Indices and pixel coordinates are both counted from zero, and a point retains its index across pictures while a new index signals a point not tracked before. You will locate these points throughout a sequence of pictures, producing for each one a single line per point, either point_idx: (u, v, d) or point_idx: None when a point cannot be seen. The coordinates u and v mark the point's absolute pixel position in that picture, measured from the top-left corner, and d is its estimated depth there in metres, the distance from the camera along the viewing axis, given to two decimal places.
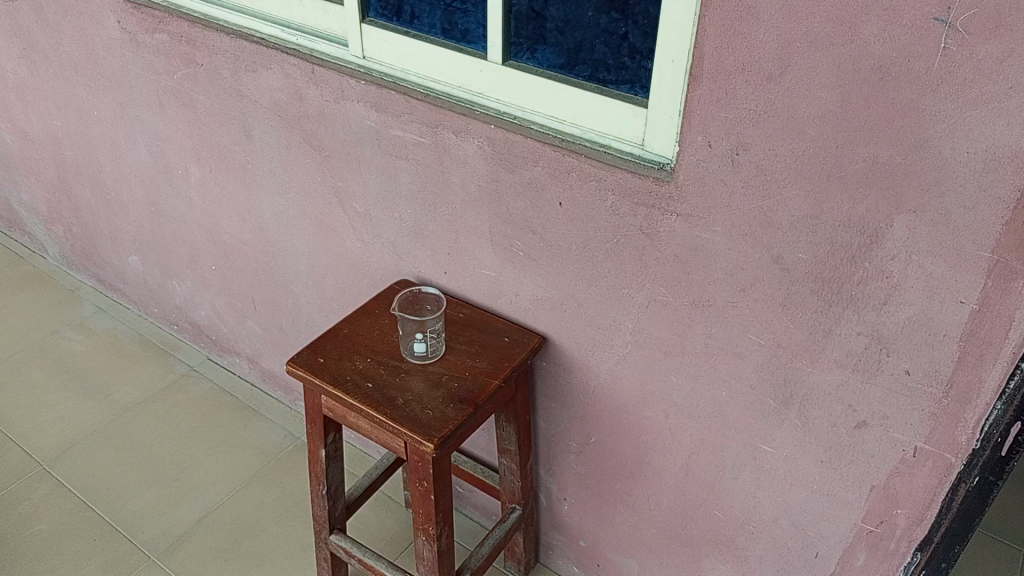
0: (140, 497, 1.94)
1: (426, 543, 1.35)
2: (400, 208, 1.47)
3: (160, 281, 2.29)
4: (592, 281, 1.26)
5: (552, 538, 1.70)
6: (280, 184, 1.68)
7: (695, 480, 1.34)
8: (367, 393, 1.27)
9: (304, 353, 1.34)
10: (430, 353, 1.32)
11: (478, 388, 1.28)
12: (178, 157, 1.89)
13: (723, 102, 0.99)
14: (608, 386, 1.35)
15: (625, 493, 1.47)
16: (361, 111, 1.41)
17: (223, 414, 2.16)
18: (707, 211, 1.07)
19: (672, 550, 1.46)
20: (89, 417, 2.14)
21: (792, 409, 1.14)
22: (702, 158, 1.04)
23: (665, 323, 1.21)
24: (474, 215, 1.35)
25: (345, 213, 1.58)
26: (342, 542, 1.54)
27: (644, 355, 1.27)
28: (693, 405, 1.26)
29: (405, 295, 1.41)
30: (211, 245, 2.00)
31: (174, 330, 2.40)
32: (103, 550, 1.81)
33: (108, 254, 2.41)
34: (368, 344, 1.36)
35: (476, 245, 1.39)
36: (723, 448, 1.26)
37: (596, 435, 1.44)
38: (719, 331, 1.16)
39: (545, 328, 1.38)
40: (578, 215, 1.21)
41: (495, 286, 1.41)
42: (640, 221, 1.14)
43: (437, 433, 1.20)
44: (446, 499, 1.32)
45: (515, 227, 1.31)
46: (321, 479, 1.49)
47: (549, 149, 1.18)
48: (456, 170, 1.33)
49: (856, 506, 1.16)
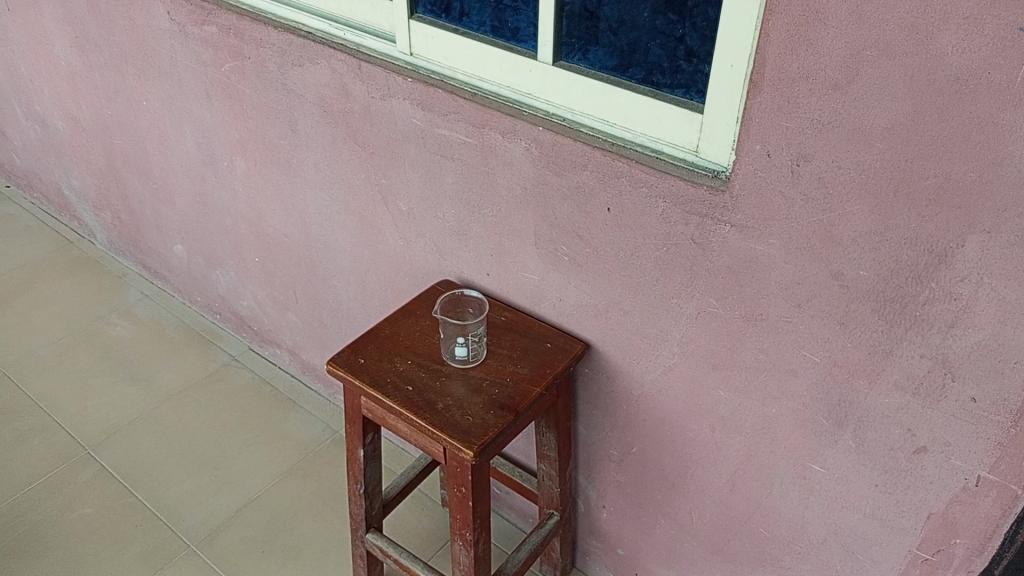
0: (181, 485, 1.96)
1: (462, 549, 1.33)
2: (444, 208, 1.45)
3: (205, 271, 2.31)
4: (640, 289, 1.22)
5: (590, 544, 1.68)
6: (325, 179, 1.67)
7: (740, 496, 1.30)
8: (407, 396, 1.24)
9: (344, 352, 1.32)
10: (471, 357, 1.30)
11: (519, 396, 1.25)
12: (224, 149, 1.89)
13: (785, 111, 0.94)
14: (653, 395, 1.32)
15: (667, 504, 1.44)
16: (407, 109, 1.39)
17: (264, 405, 2.17)
18: (763, 223, 1.03)
19: (713, 564, 1.43)
20: (133, 403, 2.17)
21: (846, 430, 1.09)
22: (760, 168, 1.00)
23: (714, 335, 1.17)
24: (519, 218, 1.33)
25: (388, 211, 1.57)
26: (378, 542, 1.53)
27: (692, 367, 1.23)
28: (741, 420, 1.22)
29: (448, 297, 1.38)
30: (255, 236, 2.01)
31: (217, 320, 2.42)
32: (145, 537, 1.83)
33: (155, 241, 2.44)
34: (408, 345, 1.33)
35: (521, 248, 1.36)
36: (771, 465, 1.22)
37: (639, 445, 1.41)
38: (771, 346, 1.12)
39: (588, 335, 1.35)
40: (627, 221, 1.17)
41: (538, 290, 1.38)
42: (691, 230, 1.11)
43: (477, 441, 1.17)
44: (484, 506, 1.29)
45: (561, 232, 1.28)
46: (358, 479, 1.47)
47: (598, 152, 1.15)
48: (502, 171, 1.30)
49: (910, 533, 1.11)
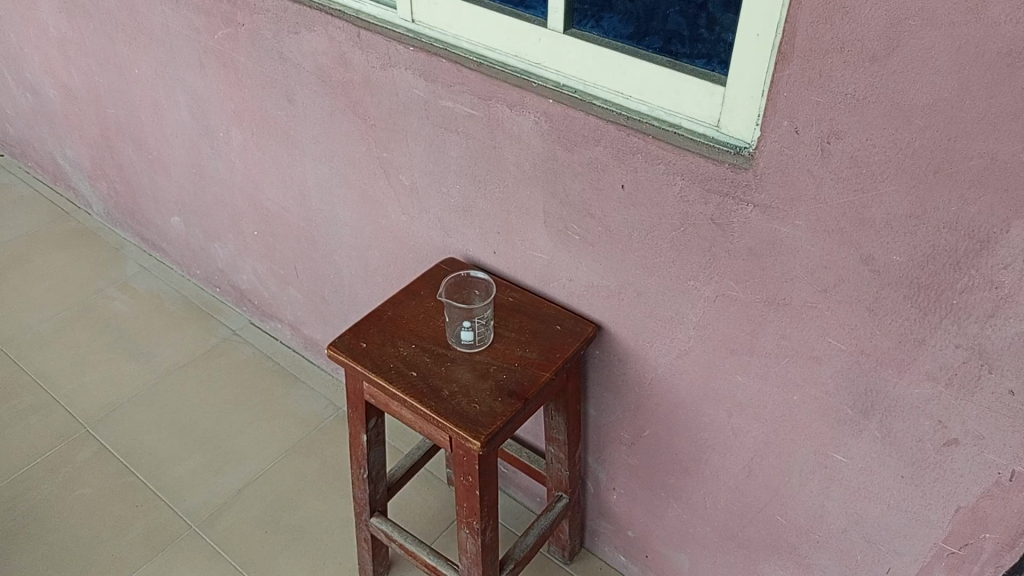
0: (182, 464, 1.92)
1: (469, 537, 1.30)
2: (449, 183, 1.38)
3: (203, 244, 2.26)
4: (655, 270, 1.17)
5: (599, 525, 1.65)
6: (324, 152, 1.61)
7: (757, 483, 1.26)
8: (411, 383, 1.19)
9: (345, 336, 1.27)
10: (477, 341, 1.25)
11: (528, 381, 1.20)
12: (219, 120, 1.82)
13: (816, 84, 0.87)
14: (667, 378, 1.27)
15: (680, 488, 1.40)
16: (409, 79, 1.32)
17: (265, 381, 2.13)
18: (788, 203, 0.97)
19: (727, 550, 1.39)
20: (132, 380, 2.13)
21: (872, 420, 1.04)
22: (787, 146, 0.94)
23: (733, 319, 1.12)
24: (528, 195, 1.26)
25: (390, 185, 1.51)
26: (383, 525, 1.49)
27: (709, 351, 1.18)
28: (760, 406, 1.17)
29: (455, 279, 1.31)
30: (253, 210, 1.95)
31: (217, 293, 2.37)
32: (145, 517, 1.80)
33: (151, 213, 2.38)
34: (412, 328, 1.28)
35: (529, 226, 1.30)
36: (790, 453, 1.17)
37: (651, 429, 1.37)
38: (794, 332, 1.06)
39: (600, 316, 1.29)
40: (642, 199, 1.11)
41: (547, 269, 1.32)
42: (711, 210, 1.05)
43: (485, 430, 1.12)
44: (492, 493, 1.25)
45: (572, 210, 1.22)
46: (361, 463, 1.43)
47: (612, 127, 1.09)
48: (510, 146, 1.24)
49: (937, 525, 1.06)
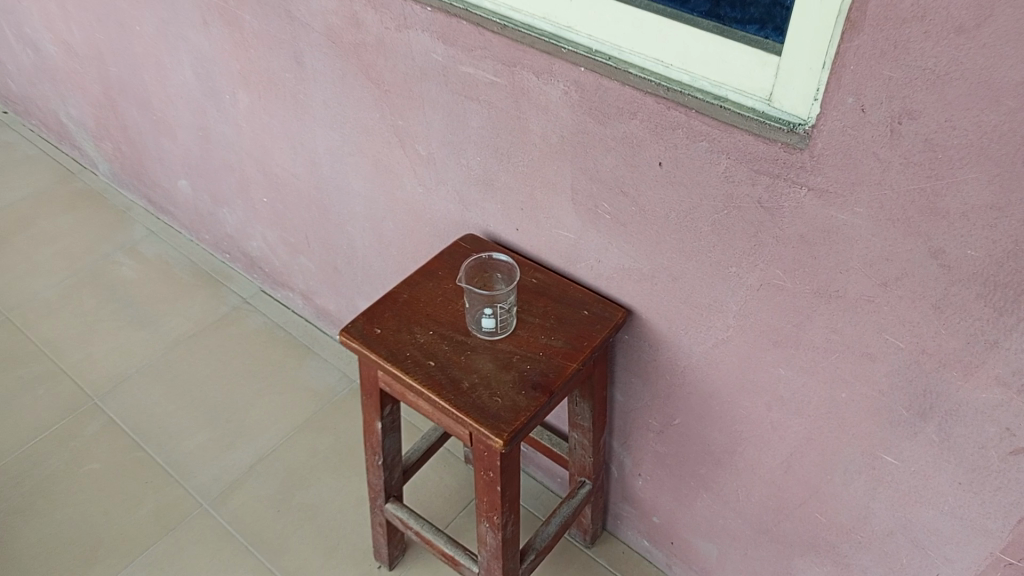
0: (192, 438, 1.87)
1: (489, 530, 1.24)
2: (468, 154, 1.29)
3: (211, 209, 2.18)
4: (692, 255, 1.08)
5: (623, 509, 1.59)
6: (334, 118, 1.51)
7: (796, 479, 1.18)
8: (429, 374, 1.11)
9: (358, 320, 1.19)
10: (499, 328, 1.17)
11: (554, 372, 1.12)
12: (224, 81, 1.73)
13: (889, 57, 0.77)
14: (702, 367, 1.19)
15: (710, 479, 1.33)
16: (426, 42, 1.22)
17: (276, 352, 2.06)
18: (848, 188, 0.88)
19: (759, 544, 1.33)
20: (141, 349, 2.07)
21: (930, 423, 0.96)
22: (850, 125, 0.84)
23: (778, 309, 1.03)
24: (554, 170, 1.17)
25: (406, 155, 1.41)
26: (398, 512, 1.43)
27: (749, 342, 1.10)
28: (803, 401, 1.09)
29: (474, 261, 1.22)
30: (262, 175, 1.86)
31: (226, 259, 2.30)
32: (155, 494, 1.76)
33: (158, 175, 2.30)
34: (429, 313, 1.20)
35: (555, 203, 1.21)
36: (835, 452, 1.10)
37: (681, 417, 1.29)
38: (846, 326, 0.97)
39: (630, 300, 1.21)
40: (682, 178, 1.02)
41: (573, 249, 1.23)
42: (759, 192, 0.96)
43: (508, 428, 1.05)
44: (514, 488, 1.19)
45: (603, 187, 1.12)
46: (376, 449, 1.36)
47: (651, 99, 0.99)
48: (535, 117, 1.14)
49: (995, 535, 0.99)
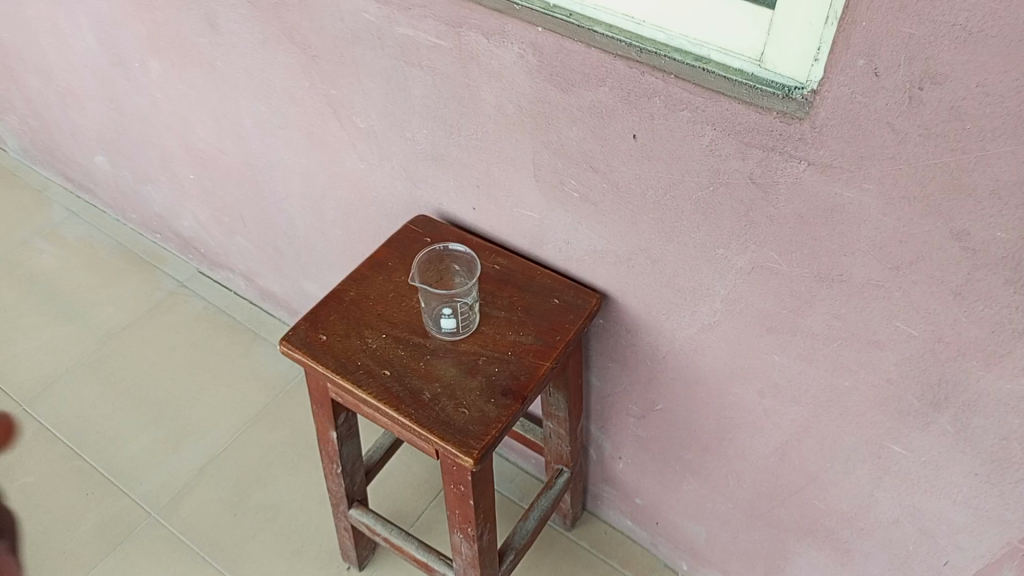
0: (134, 442, 1.73)
1: (463, 542, 1.14)
2: (413, 127, 1.14)
3: (134, 186, 1.99)
4: (674, 236, 0.96)
5: (603, 490, 1.50)
6: (258, 87, 1.34)
7: (792, 466, 1.09)
8: (384, 386, 1.00)
9: (300, 327, 1.07)
10: (461, 328, 1.05)
11: (525, 374, 1.01)
12: (131, 47, 1.53)
13: (911, 11, 0.65)
14: (686, 353, 1.09)
15: (697, 464, 1.24)
16: (355, 1, 1.05)
17: (220, 339, 1.91)
18: (856, 162, 0.76)
19: (751, 528, 1.25)
20: (70, 346, 1.90)
21: (944, 414, 0.87)
22: (860, 91, 0.72)
23: (772, 294, 0.92)
24: (512, 143, 1.03)
25: (342, 127, 1.25)
26: (363, 518, 1.32)
27: (739, 327, 0.99)
28: (799, 388, 0.99)
29: (428, 256, 1.09)
30: (185, 150, 1.68)
31: (157, 239, 2.11)
32: (98, 507, 1.62)
33: (72, 151, 2.09)
34: (379, 313, 1.08)
35: (515, 180, 1.07)
36: (835, 440, 1.01)
37: (665, 403, 1.19)
38: (850, 312, 0.87)
39: (605, 284, 1.09)
40: (660, 152, 0.89)
41: (538, 230, 1.10)
42: (750, 167, 0.83)
43: (477, 444, 0.94)
44: (488, 498, 1.09)
45: (569, 162, 0.99)
46: (333, 458, 1.25)
47: (622, 63, 0.85)
48: (487, 85, 0.99)
49: (1012, 525, 0.91)
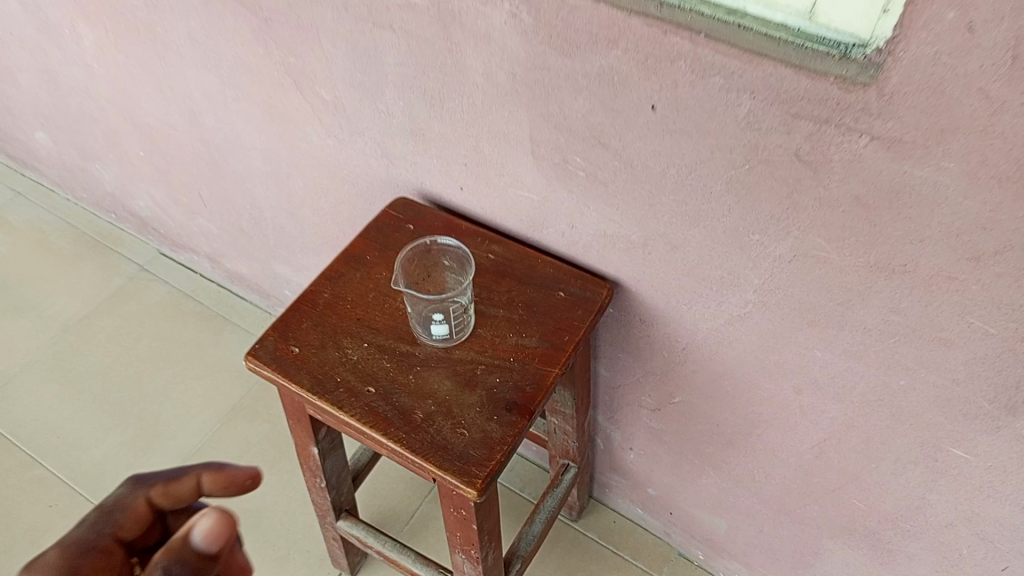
0: (99, 446, 1.59)
1: (467, 561, 1.03)
2: (386, 98, 0.99)
3: (80, 164, 1.81)
4: (699, 221, 0.83)
5: (611, 479, 1.39)
6: (206, 55, 1.17)
7: (829, 465, 0.99)
8: (370, 406, 0.87)
9: (268, 338, 0.93)
10: (455, 334, 0.92)
11: (530, 385, 0.88)
12: (59, 12, 1.35)
13: None
14: (709, 346, 0.96)
15: (720, 459, 1.13)
16: None
17: (188, 328, 1.77)
18: (934, 136, 0.62)
19: (779, 524, 1.15)
20: (23, 342, 1.75)
21: (1020, 418, 0.76)
22: (948, 51, 0.58)
23: (815, 285, 0.80)
24: (504, 116, 0.88)
25: (304, 99, 1.09)
26: (354, 529, 1.20)
27: (774, 321, 0.87)
28: (843, 386, 0.88)
29: (412, 251, 0.98)
30: (131, 126, 1.50)
31: (112, 220, 1.95)
32: (63, 520, 1.49)
33: (8, 127, 1.90)
34: (359, 318, 0.95)
35: (509, 158, 0.93)
36: (883, 440, 0.90)
37: (684, 396, 1.08)
38: (911, 307, 0.75)
39: (616, 272, 0.96)
40: (684, 126, 0.75)
41: (538, 213, 0.96)
42: (796, 142, 0.70)
43: (481, 472, 0.82)
44: (493, 517, 0.97)
45: (573, 138, 0.85)
46: (316, 472, 1.12)
47: (638, 21, 0.71)
48: (473, 49, 0.84)
49: None
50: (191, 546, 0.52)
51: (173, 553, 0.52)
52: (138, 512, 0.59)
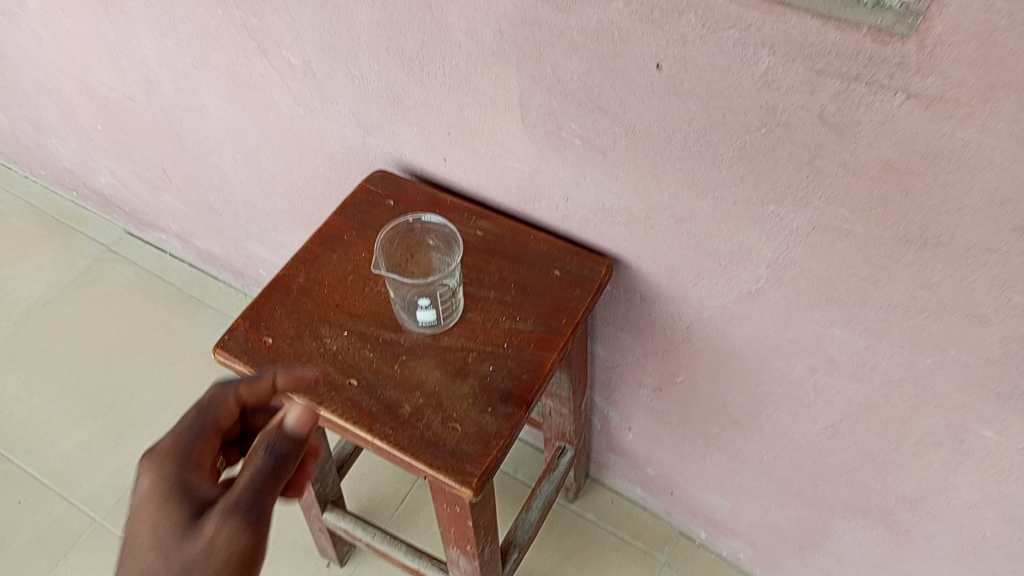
0: (69, 437, 1.51)
1: (461, 555, 0.97)
2: (360, 62, 0.90)
3: (36, 140, 1.70)
4: (708, 191, 0.75)
5: (608, 458, 1.34)
6: (161, 19, 1.07)
7: (844, 446, 0.93)
8: (352, 401, 0.80)
9: (238, 329, 0.86)
10: (442, 319, 0.85)
11: (526, 372, 0.82)
12: None
13: None
14: (715, 324, 0.90)
15: (725, 439, 1.07)
16: None
17: (159, 311, 1.68)
18: (981, 93, 0.55)
19: (787, 504, 1.10)
20: None
21: None
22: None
23: (836, 259, 0.73)
24: (491, 80, 0.80)
25: (270, 65, 1.00)
26: (341, 522, 1.14)
27: (788, 297, 0.80)
28: (862, 365, 0.82)
29: (394, 231, 0.91)
30: (86, 98, 1.40)
31: (74, 198, 1.84)
32: (34, 517, 1.42)
33: None
34: (338, 304, 0.87)
35: (497, 126, 0.85)
36: (904, 421, 0.84)
37: (687, 375, 1.01)
38: (943, 282, 0.68)
39: (615, 247, 0.89)
40: (692, 86, 0.67)
41: (529, 185, 0.89)
42: (821, 102, 0.62)
43: (476, 469, 0.76)
44: (488, 511, 0.91)
45: (567, 102, 0.77)
46: None
47: None
48: (455, 5, 0.76)
49: None
50: (285, 427, 0.63)
51: (273, 434, 0.63)
52: (231, 407, 0.69)
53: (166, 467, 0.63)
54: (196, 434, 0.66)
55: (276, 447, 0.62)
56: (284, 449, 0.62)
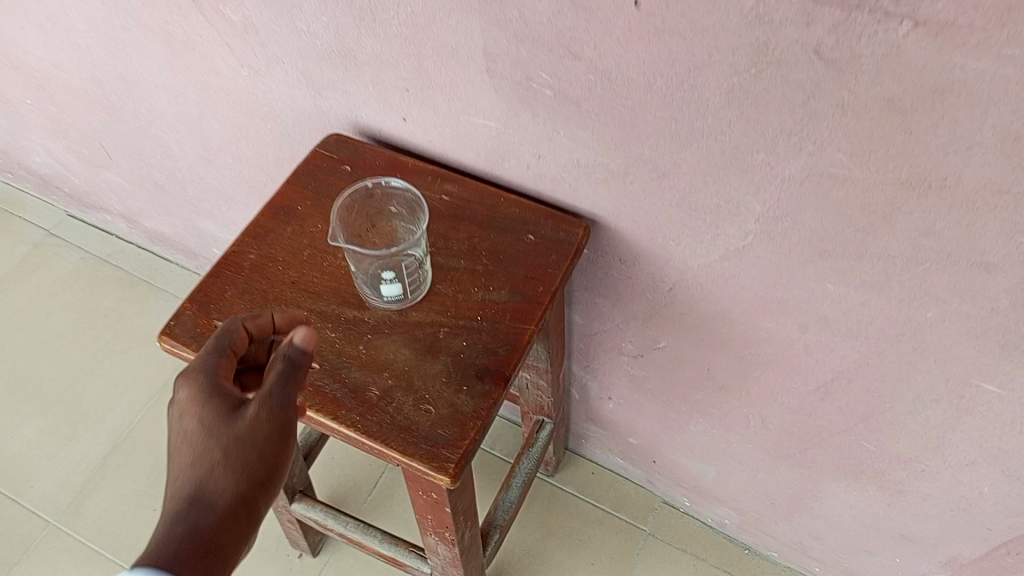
0: (17, 435, 1.42)
1: (440, 543, 0.91)
2: (306, 15, 0.82)
3: None
4: (692, 141, 0.70)
5: (588, 429, 1.29)
6: None
7: (836, 407, 0.89)
8: (314, 387, 0.74)
9: (185, 314, 0.79)
10: (408, 294, 0.78)
11: (502, 347, 0.76)
12: None
13: None
14: (699, 285, 0.85)
15: (710, 405, 1.03)
16: None
17: (107, 297, 1.59)
18: (998, 16, 0.50)
19: (776, 469, 1.06)
20: None
21: None
22: None
23: (831, 210, 0.68)
24: (451, 27, 0.73)
25: (209, 23, 0.92)
26: (311, 512, 1.07)
27: (778, 253, 0.75)
28: (857, 322, 0.77)
29: (352, 197, 0.83)
30: (11, 69, 1.30)
31: (10, 180, 1.73)
32: None
33: None
34: (294, 281, 0.80)
35: (460, 79, 0.78)
36: (900, 378, 0.80)
37: (670, 340, 0.96)
38: (948, 229, 0.64)
39: (592, 207, 0.83)
40: (675, 23, 0.61)
41: (497, 143, 0.82)
42: (818, 34, 0.57)
43: (453, 454, 0.70)
44: (467, 495, 0.85)
45: (536, 48, 0.70)
46: None
47: None
48: None
49: None
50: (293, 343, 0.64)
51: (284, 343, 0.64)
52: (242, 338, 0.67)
53: (197, 377, 0.63)
54: (218, 352, 0.65)
55: (292, 353, 0.63)
56: (297, 357, 0.63)
